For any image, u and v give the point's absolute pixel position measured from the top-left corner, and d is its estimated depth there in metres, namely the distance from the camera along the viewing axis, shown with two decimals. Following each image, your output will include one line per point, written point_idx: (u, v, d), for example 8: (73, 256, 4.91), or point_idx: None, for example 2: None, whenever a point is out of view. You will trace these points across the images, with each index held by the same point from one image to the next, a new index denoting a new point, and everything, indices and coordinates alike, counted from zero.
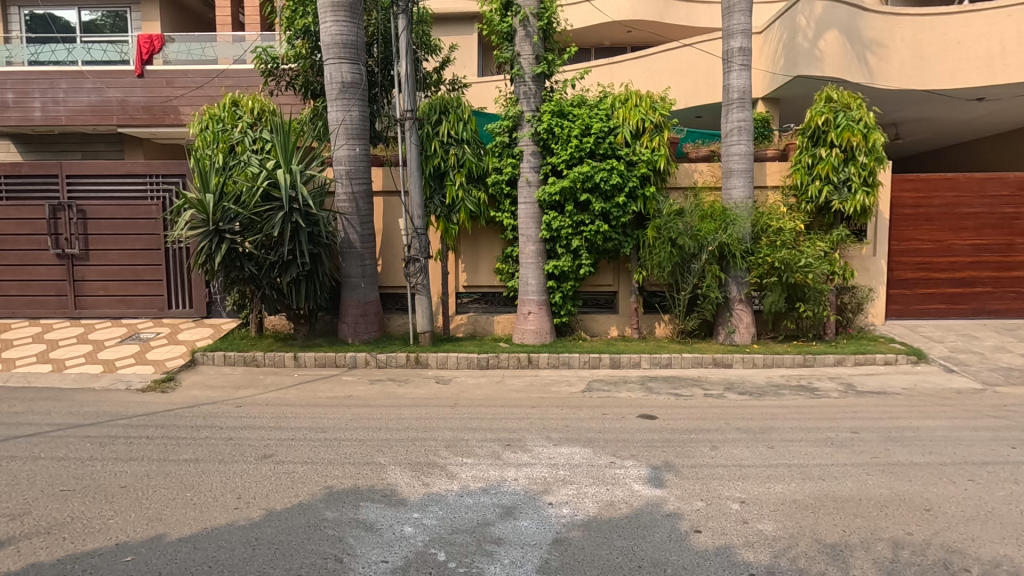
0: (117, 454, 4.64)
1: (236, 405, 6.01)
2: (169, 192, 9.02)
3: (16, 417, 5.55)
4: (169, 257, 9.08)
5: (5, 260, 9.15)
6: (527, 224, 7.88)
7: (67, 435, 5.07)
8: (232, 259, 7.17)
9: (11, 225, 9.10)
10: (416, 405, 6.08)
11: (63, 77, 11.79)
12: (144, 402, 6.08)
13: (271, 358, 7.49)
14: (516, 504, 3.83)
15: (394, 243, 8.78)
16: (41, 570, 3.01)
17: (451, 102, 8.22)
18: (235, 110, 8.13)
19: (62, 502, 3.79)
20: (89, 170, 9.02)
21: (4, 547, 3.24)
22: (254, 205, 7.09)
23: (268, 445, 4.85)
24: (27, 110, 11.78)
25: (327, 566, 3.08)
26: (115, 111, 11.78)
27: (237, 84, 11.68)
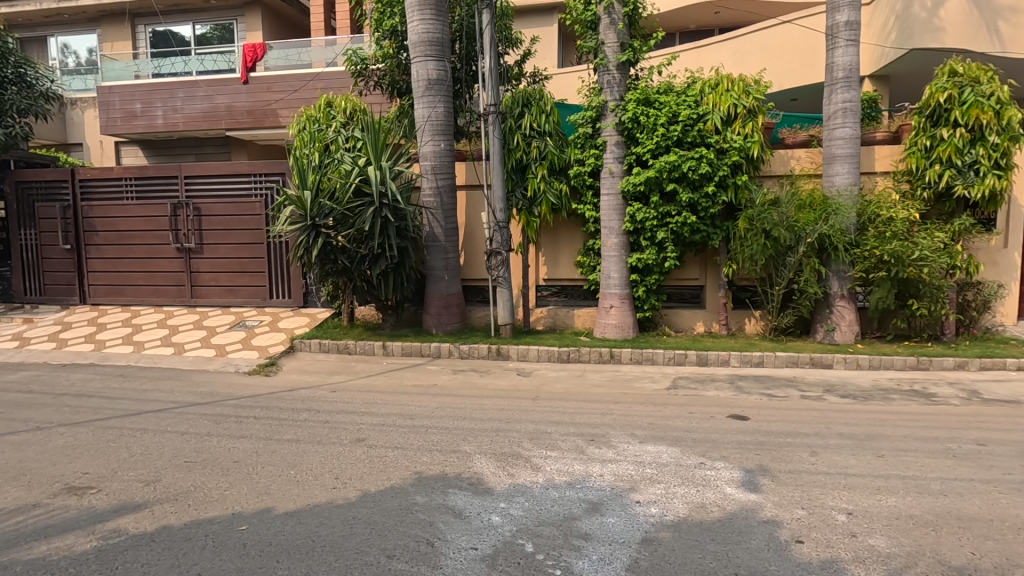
0: (229, 431, 5.07)
1: (331, 390, 6.38)
2: (271, 190, 9.71)
3: (146, 394, 6.22)
4: (271, 251, 9.79)
5: (134, 254, 10.23)
6: (610, 216, 7.73)
7: (188, 412, 5.61)
8: (327, 253, 7.56)
9: (139, 222, 10.15)
10: (498, 396, 6.16)
11: (180, 87, 12.97)
12: (250, 385, 6.61)
13: (361, 347, 7.88)
14: (602, 500, 3.78)
15: (477, 237, 8.93)
16: (172, 532, 3.35)
17: (534, 94, 8.21)
18: (329, 110, 8.54)
19: (185, 472, 4.19)
20: (203, 171, 9.88)
21: (141, 509, 3.63)
22: (347, 202, 7.46)
23: (361, 429, 5.11)
24: (151, 118, 13.08)
25: (420, 549, 3.19)
26: (223, 116, 12.80)
27: (330, 86, 12.32)
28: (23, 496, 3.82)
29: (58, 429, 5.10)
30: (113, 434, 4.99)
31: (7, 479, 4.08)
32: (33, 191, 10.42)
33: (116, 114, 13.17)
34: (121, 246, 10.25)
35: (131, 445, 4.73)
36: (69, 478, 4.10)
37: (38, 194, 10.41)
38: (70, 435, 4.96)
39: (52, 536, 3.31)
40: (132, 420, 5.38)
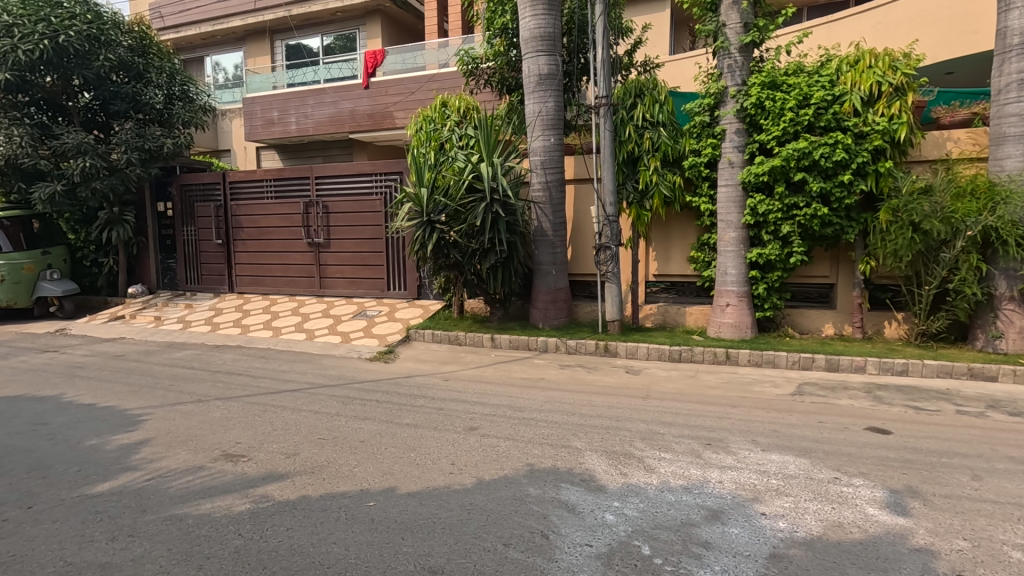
0: (355, 412, 5.47)
1: (444, 379, 6.67)
2: (390, 188, 10.33)
3: (284, 374, 6.89)
4: (389, 245, 10.44)
5: (272, 248, 11.35)
6: (728, 209, 7.30)
7: (319, 392, 6.14)
8: (440, 248, 7.87)
9: (277, 219, 11.26)
10: (607, 393, 6.06)
11: (311, 95, 14.15)
12: (372, 370, 7.09)
13: (471, 338, 8.13)
14: (723, 508, 3.59)
15: (585, 231, 8.85)
16: (310, 502, 3.67)
17: (647, 84, 7.96)
18: (445, 110, 8.84)
19: (319, 448, 4.58)
20: (330, 171, 10.72)
21: (285, 478, 4.03)
22: (460, 198, 7.71)
23: (473, 418, 5.27)
24: (286, 125, 14.41)
25: (535, 541, 3.22)
26: (347, 120, 13.77)
27: (443, 87, 12.80)
28: (191, 458, 4.38)
29: (215, 402, 5.80)
30: (259, 408, 5.58)
31: (178, 442, 4.71)
32: (193, 193, 11.91)
33: (258, 122, 14.69)
34: (262, 241, 11.42)
35: (274, 420, 5.26)
36: (225, 445, 4.65)
37: (197, 195, 11.89)
38: (224, 408, 5.61)
39: (214, 496, 3.77)
40: (274, 397, 5.99)
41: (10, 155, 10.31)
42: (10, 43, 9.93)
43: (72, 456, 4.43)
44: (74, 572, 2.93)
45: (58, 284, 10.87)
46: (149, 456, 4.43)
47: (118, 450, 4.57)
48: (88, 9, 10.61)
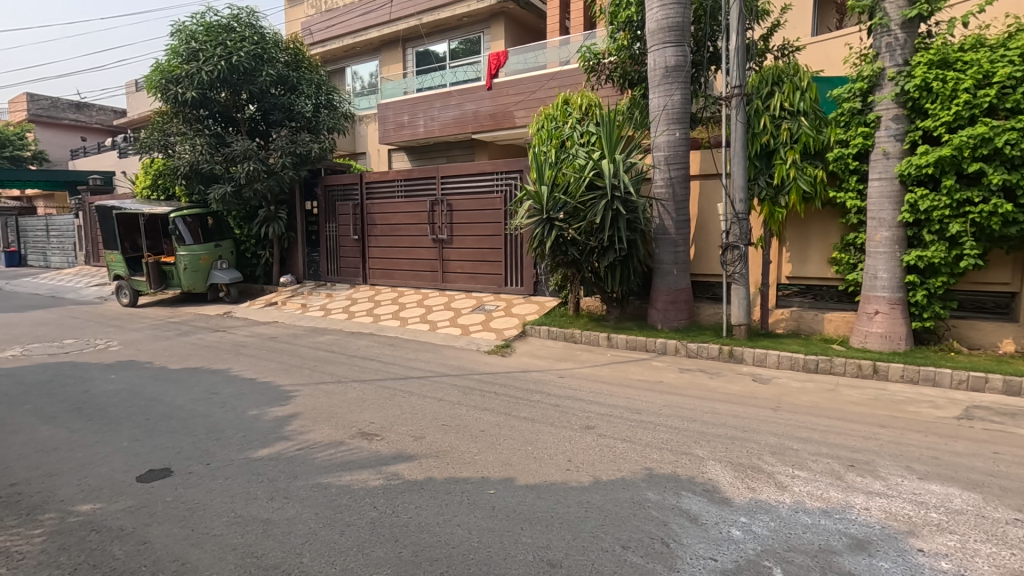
0: (475, 402, 5.70)
1: (559, 375, 6.72)
2: (510, 186, 10.62)
3: (410, 362, 7.37)
4: (508, 242, 10.72)
5: (401, 243, 12.17)
6: (881, 204, 6.52)
7: (442, 381, 6.48)
8: (559, 245, 7.92)
9: (406, 217, 12.04)
10: (731, 402, 5.72)
11: (437, 98, 14.90)
12: (490, 363, 7.34)
13: (587, 337, 8.10)
14: (870, 538, 3.23)
15: (710, 229, 8.43)
16: (436, 484, 3.89)
17: (787, 70, 7.42)
18: (566, 108, 8.80)
19: (443, 434, 4.84)
20: (454, 171, 11.23)
21: (413, 459, 4.32)
22: (580, 195, 7.68)
23: (590, 417, 5.25)
24: (415, 127, 15.32)
25: (655, 548, 3.14)
26: (470, 121, 14.30)
27: (563, 84, 12.82)
28: (333, 433, 4.85)
29: (351, 384, 6.36)
30: (389, 392, 6.03)
31: (322, 418, 5.23)
32: (335, 193, 13.11)
33: (391, 126, 15.79)
34: (392, 237, 12.29)
35: (403, 404, 5.65)
36: (361, 424, 5.08)
37: (338, 195, 13.07)
38: (359, 390, 6.13)
39: (353, 469, 4.14)
40: (402, 382, 6.43)
41: (193, 161, 12.05)
42: (196, 66, 11.63)
43: (239, 423, 5.11)
44: (242, 523, 3.38)
45: (226, 273, 12.60)
46: (299, 429, 4.97)
47: (274, 421, 5.18)
48: (255, 32, 12.15)
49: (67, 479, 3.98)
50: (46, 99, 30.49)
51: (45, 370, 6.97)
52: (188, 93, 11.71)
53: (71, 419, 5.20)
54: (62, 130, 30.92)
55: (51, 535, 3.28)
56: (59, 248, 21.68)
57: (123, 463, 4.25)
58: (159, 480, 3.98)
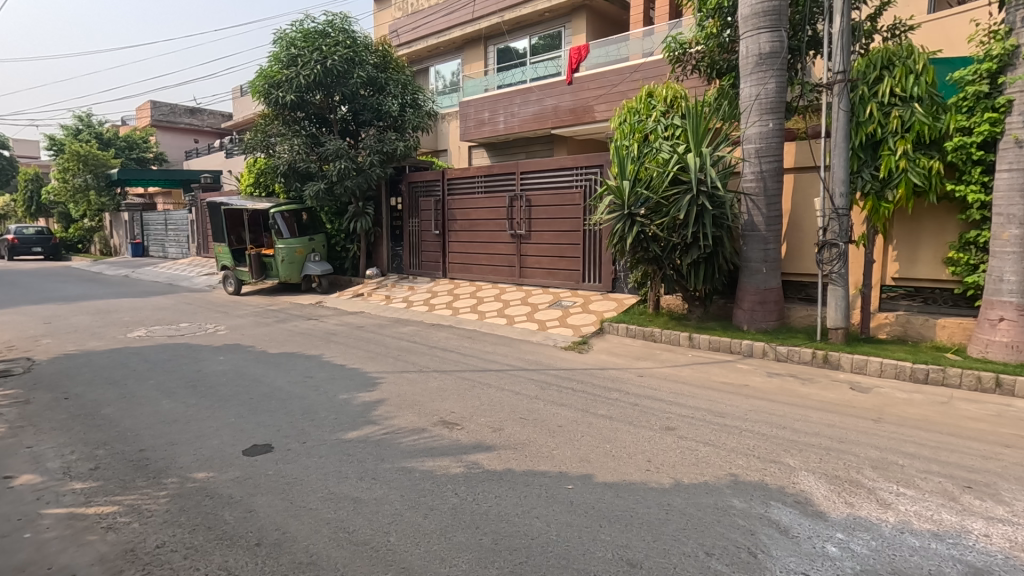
0: (552, 398, 5.71)
1: (638, 374, 6.59)
2: (590, 181, 10.56)
3: (488, 355, 7.51)
4: (587, 238, 10.66)
5: (480, 238, 12.40)
6: (1010, 198, 5.86)
7: (520, 375, 6.55)
8: (640, 242, 7.74)
9: (485, 213, 12.26)
10: (825, 410, 5.35)
11: (517, 94, 15.00)
12: (567, 359, 7.33)
13: (667, 336, 7.89)
14: (991, 568, 2.92)
15: (804, 226, 7.94)
16: (514, 475, 3.95)
17: (899, 52, 6.80)
18: (650, 100, 8.50)
19: (521, 427, 4.90)
20: (534, 166, 11.29)
21: (492, 450, 4.41)
22: (663, 190, 7.47)
23: (671, 418, 5.11)
24: (495, 124, 15.52)
25: (741, 557, 3.01)
26: (550, 116, 14.28)
27: (646, 77, 12.51)
28: (417, 420, 5.05)
29: (432, 374, 6.58)
30: (469, 384, 6.18)
31: (406, 405, 5.45)
32: (418, 189, 13.56)
33: (472, 123, 16.10)
34: (472, 232, 12.55)
35: (482, 395, 5.77)
36: (442, 413, 5.25)
37: (421, 191, 13.52)
38: (440, 380, 6.33)
39: (435, 456, 4.29)
40: (481, 375, 6.57)
41: (291, 160, 12.91)
42: (295, 70, 12.45)
43: (330, 406, 5.43)
44: (335, 500, 3.60)
45: (318, 265, 13.44)
46: (385, 414, 5.21)
47: (362, 405, 5.46)
48: (347, 36, 12.82)
49: (185, 448, 4.42)
50: (166, 105, 33.77)
51: (166, 350, 7.76)
52: (287, 96, 12.55)
53: (187, 395, 5.76)
54: (179, 133, 34.15)
55: (173, 497, 3.65)
56: (175, 240, 24.00)
57: (231, 437, 4.66)
58: (262, 454, 4.32)
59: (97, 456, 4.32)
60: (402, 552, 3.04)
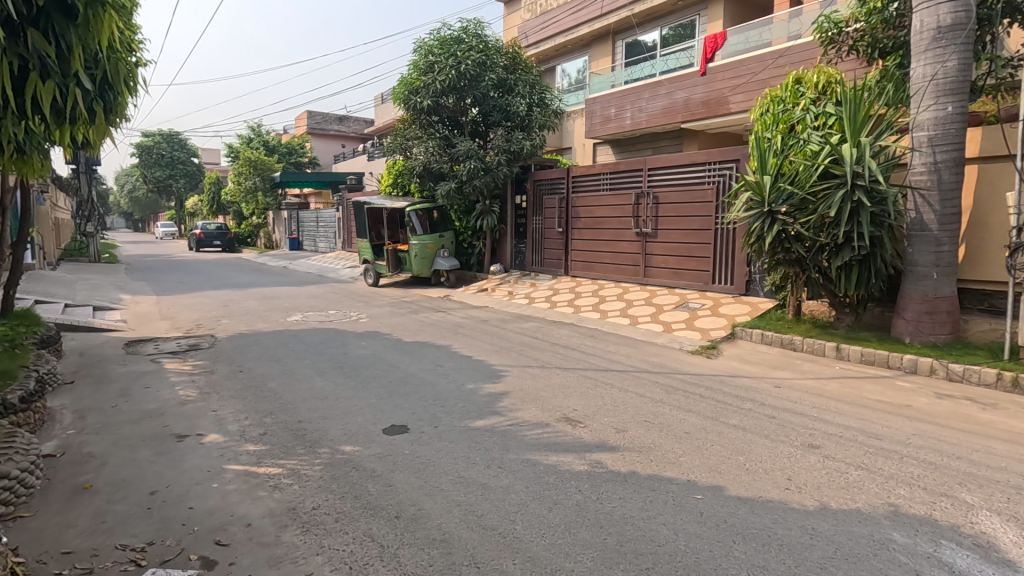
0: (679, 403, 5.49)
1: (775, 385, 6.08)
2: (724, 177, 10.02)
3: (609, 355, 7.41)
4: (718, 237, 10.11)
5: (603, 236, 12.26)
6: None
7: (643, 377, 6.38)
8: (781, 241, 7.15)
9: (610, 211, 12.11)
10: (1014, 442, 4.54)
11: (646, 88, 14.56)
12: (694, 363, 7.00)
13: (810, 345, 7.20)
14: None
15: (990, 225, 6.81)
16: (640, 478, 3.86)
17: None
18: (798, 87, 7.75)
19: (646, 430, 4.76)
20: (663, 162, 10.93)
21: (615, 451, 4.34)
22: (811, 185, 6.85)
23: (814, 435, 4.67)
24: (622, 120, 15.21)
25: None
26: (680, 110, 13.68)
27: (792, 62, 11.50)
28: (540, 415, 5.13)
29: (555, 370, 6.65)
30: (591, 383, 6.12)
31: (529, 399, 5.57)
32: (543, 187, 13.74)
33: (597, 120, 15.94)
34: (595, 230, 12.44)
35: (604, 395, 5.71)
36: (565, 410, 5.28)
37: (545, 189, 13.69)
38: (562, 376, 6.37)
39: (558, 451, 4.33)
40: (604, 374, 6.49)
41: (426, 162, 13.73)
42: (432, 77, 13.26)
43: (459, 395, 5.72)
44: (464, 484, 3.79)
45: (447, 260, 14.19)
46: (509, 406, 5.37)
47: (488, 396, 5.67)
48: (480, 41, 13.38)
49: (335, 423, 4.91)
50: (320, 114, 37.66)
51: (317, 334, 8.67)
52: (424, 101, 13.36)
53: (335, 375, 6.39)
54: (330, 139, 37.93)
55: (326, 466, 4.08)
56: (324, 235, 26.72)
57: (372, 416, 5.09)
58: (399, 434, 4.66)
59: (265, 423, 4.95)
60: (528, 541, 3.11)
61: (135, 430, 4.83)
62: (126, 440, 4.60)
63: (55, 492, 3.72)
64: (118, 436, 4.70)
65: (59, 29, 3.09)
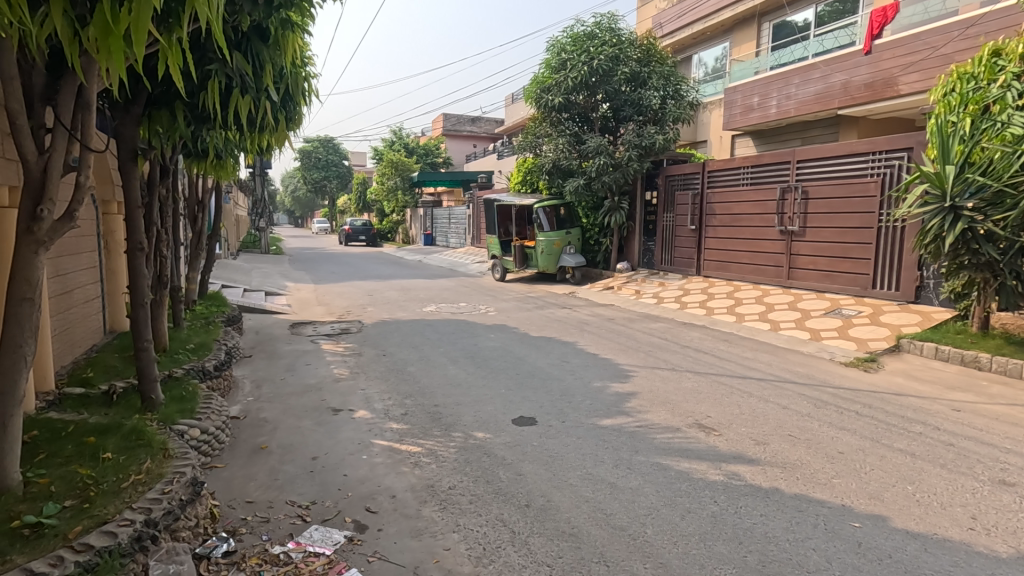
0: (830, 419, 4.96)
1: (953, 408, 5.25)
2: (891, 168, 8.86)
3: (747, 361, 6.92)
4: (881, 236, 8.99)
5: (742, 234, 11.46)
6: None
7: (786, 387, 5.86)
8: (966, 242, 6.19)
9: (750, 207, 11.29)
10: None
11: (796, 73, 13.31)
12: (848, 376, 6.28)
13: (1001, 365, 6.12)
14: None
15: None
16: (784, 496, 3.56)
17: None
18: (995, 60, 6.39)
19: (790, 445, 4.38)
20: (815, 153, 9.94)
21: (755, 464, 4.05)
22: (1009, 175, 5.89)
23: (1007, 471, 3.95)
24: (766, 109, 14.07)
25: None
26: (837, 95, 12.32)
27: (986, 31, 9.82)
28: (670, 419, 4.94)
29: (686, 373, 6.36)
30: (727, 390, 5.76)
31: (659, 402, 5.38)
32: (675, 183, 13.17)
33: (738, 110, 14.92)
34: (733, 227, 11.68)
35: (742, 404, 5.34)
36: (698, 416, 5.03)
37: (678, 184, 13.10)
38: (694, 381, 6.07)
39: (691, 458, 4.14)
40: (741, 382, 6.07)
41: (555, 159, 13.79)
42: (564, 75, 13.33)
43: (586, 392, 5.69)
44: (592, 481, 3.77)
45: (573, 257, 14.21)
46: (638, 407, 5.24)
47: (615, 396, 5.58)
48: (614, 34, 13.22)
49: (468, 410, 5.15)
50: (454, 117, 39.66)
51: (450, 325, 9.17)
52: (556, 99, 13.46)
53: (467, 365, 6.70)
54: (462, 139, 39.79)
55: (460, 449, 4.29)
56: (456, 232, 28.09)
57: (502, 406, 5.26)
58: (527, 426, 4.77)
59: (406, 404, 5.34)
60: (659, 547, 3.02)
61: (299, 401, 5.48)
62: (292, 409, 5.24)
63: (240, 449, 4.34)
64: (286, 405, 5.37)
65: (256, 51, 3.58)
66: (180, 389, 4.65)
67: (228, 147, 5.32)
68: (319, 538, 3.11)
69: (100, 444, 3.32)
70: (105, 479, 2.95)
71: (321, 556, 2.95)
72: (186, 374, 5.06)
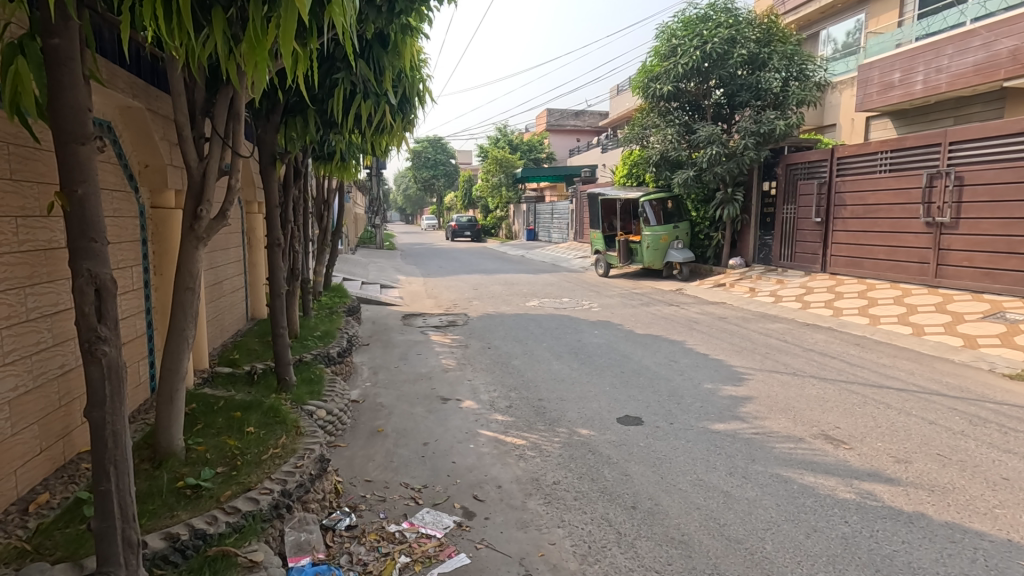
0: (990, 439, 4.31)
1: None
2: None
3: (884, 368, 6.21)
4: None
5: (878, 227, 10.32)
6: None
7: (932, 400, 5.18)
8: None
9: (888, 196, 10.12)
10: None
11: (950, 43, 11.67)
12: (1014, 391, 5.41)
13: None
14: None
15: None
16: (932, 523, 3.14)
17: None
18: None
19: (940, 465, 3.86)
20: (972, 133, 8.66)
21: (895, 484, 3.62)
22: None
23: None
24: (910, 86, 12.52)
25: None
26: (1004, 64, 10.59)
27: None
28: (792, 428, 4.57)
29: (811, 379, 5.83)
30: (859, 399, 5.21)
31: (778, 409, 5.00)
32: (799, 172, 12.09)
33: (874, 88, 13.42)
34: (867, 220, 10.56)
35: (878, 416, 4.80)
36: (825, 426, 4.60)
37: (801, 173, 12.02)
38: (819, 388, 5.56)
39: (817, 472, 3.79)
40: (876, 391, 5.46)
41: (664, 150, 13.21)
42: (675, 61, 12.76)
43: (696, 394, 5.43)
44: (705, 488, 3.58)
45: (680, 252, 13.63)
46: (754, 413, 4.90)
47: (729, 399, 5.26)
48: (730, 15, 12.45)
49: (573, 406, 5.12)
50: (558, 112, 39.71)
51: (553, 320, 9.18)
52: (664, 88, 12.96)
53: (571, 360, 6.67)
54: (566, 134, 39.74)
55: (565, 445, 4.28)
56: (558, 227, 28.10)
57: (607, 404, 5.16)
58: (634, 426, 4.64)
59: (512, 397, 5.43)
60: (781, 564, 2.80)
61: (412, 389, 5.77)
62: (406, 396, 5.54)
63: (360, 431, 4.67)
64: (400, 392, 5.69)
65: (376, 58, 3.78)
66: (309, 372, 5.11)
67: (351, 149, 5.74)
68: (431, 521, 3.26)
69: (245, 418, 3.73)
70: (249, 450, 3.30)
71: (432, 538, 3.09)
72: (314, 359, 5.53)
